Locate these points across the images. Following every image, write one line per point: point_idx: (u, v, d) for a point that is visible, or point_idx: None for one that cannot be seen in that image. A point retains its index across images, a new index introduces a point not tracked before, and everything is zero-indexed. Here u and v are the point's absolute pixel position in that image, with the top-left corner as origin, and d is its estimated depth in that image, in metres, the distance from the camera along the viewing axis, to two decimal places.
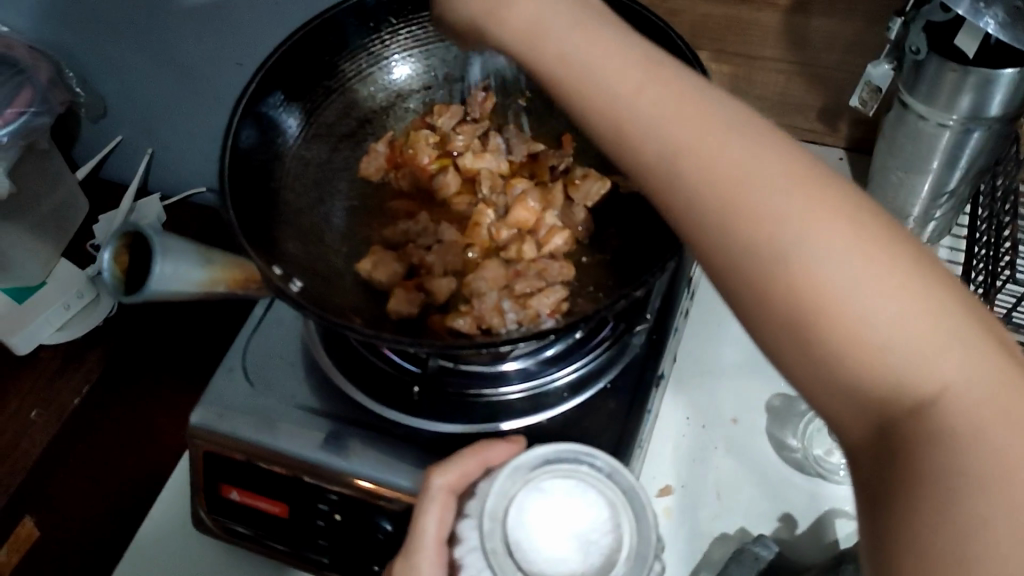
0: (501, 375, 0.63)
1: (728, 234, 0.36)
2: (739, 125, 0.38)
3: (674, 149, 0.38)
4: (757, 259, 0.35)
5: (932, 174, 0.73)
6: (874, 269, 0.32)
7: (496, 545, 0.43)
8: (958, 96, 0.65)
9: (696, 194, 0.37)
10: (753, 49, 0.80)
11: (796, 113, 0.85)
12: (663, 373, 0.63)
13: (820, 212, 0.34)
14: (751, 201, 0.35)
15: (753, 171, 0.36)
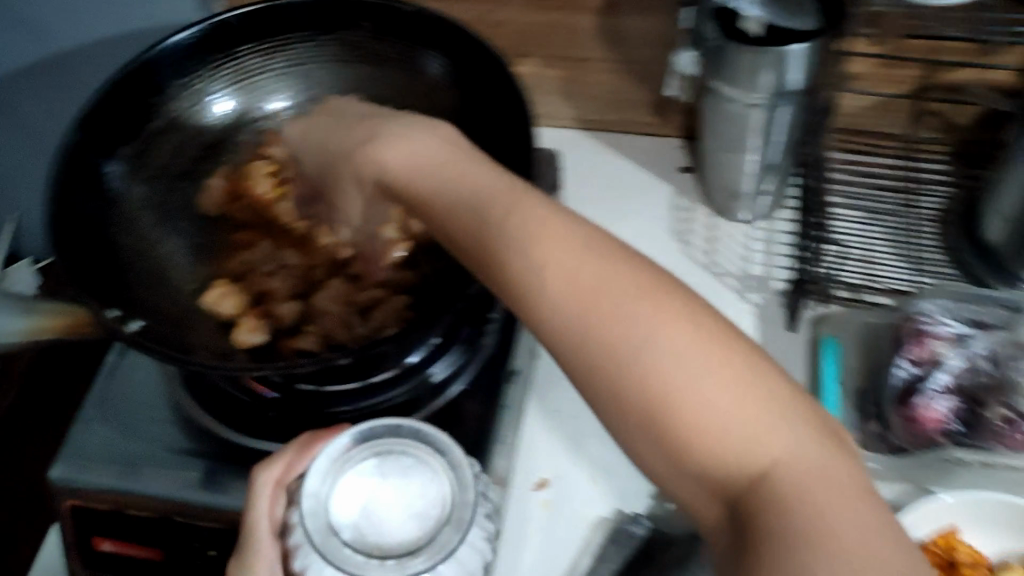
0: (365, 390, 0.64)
1: (660, 398, 0.41)
2: (666, 305, 0.44)
3: (594, 304, 0.44)
4: (694, 418, 0.40)
5: (752, 152, 0.78)
6: (793, 433, 0.40)
7: (318, 528, 0.45)
8: (758, 76, 0.71)
9: (615, 352, 0.43)
10: (577, 51, 0.85)
11: (630, 109, 0.90)
12: (516, 367, 0.65)
13: (716, 368, 0.41)
14: (682, 379, 0.41)
15: (686, 337, 0.42)
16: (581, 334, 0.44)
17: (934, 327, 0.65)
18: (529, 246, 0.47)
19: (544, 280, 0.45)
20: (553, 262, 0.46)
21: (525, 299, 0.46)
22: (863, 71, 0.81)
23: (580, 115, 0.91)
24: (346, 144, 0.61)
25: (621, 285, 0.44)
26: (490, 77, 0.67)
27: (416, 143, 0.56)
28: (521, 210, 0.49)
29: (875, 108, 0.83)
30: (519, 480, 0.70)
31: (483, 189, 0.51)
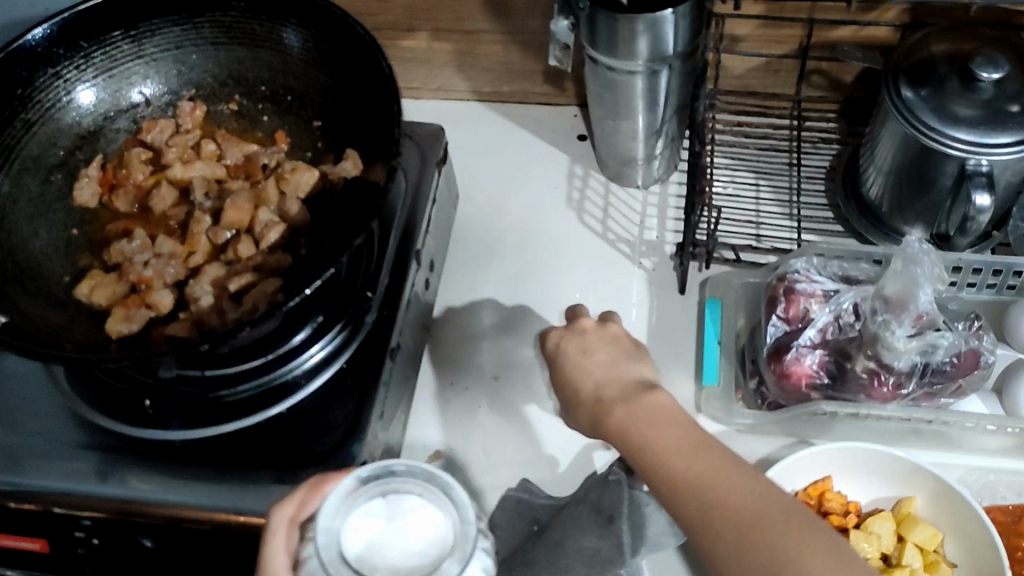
0: (251, 371, 0.63)
1: (710, 528, 0.46)
2: (729, 462, 0.48)
3: (665, 463, 0.49)
4: (742, 553, 0.44)
5: (638, 118, 0.78)
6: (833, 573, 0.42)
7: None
8: (635, 42, 0.71)
9: (712, 524, 0.46)
10: (466, 24, 0.85)
11: (524, 80, 0.90)
12: (397, 343, 0.65)
13: (807, 544, 0.43)
14: (735, 522, 0.45)
15: (741, 492, 0.46)
16: (681, 501, 0.47)
17: (802, 285, 0.66)
18: (658, 442, 0.50)
19: (674, 477, 0.48)
20: (630, 420, 0.52)
21: (642, 467, 0.50)
22: (748, 33, 0.82)
23: (475, 87, 0.91)
24: (587, 374, 0.58)
25: (670, 444, 0.50)
26: (348, 46, 0.66)
27: (618, 366, 0.58)
28: (646, 408, 0.53)
29: (762, 69, 0.85)
30: (411, 453, 0.72)
31: (642, 406, 0.53)
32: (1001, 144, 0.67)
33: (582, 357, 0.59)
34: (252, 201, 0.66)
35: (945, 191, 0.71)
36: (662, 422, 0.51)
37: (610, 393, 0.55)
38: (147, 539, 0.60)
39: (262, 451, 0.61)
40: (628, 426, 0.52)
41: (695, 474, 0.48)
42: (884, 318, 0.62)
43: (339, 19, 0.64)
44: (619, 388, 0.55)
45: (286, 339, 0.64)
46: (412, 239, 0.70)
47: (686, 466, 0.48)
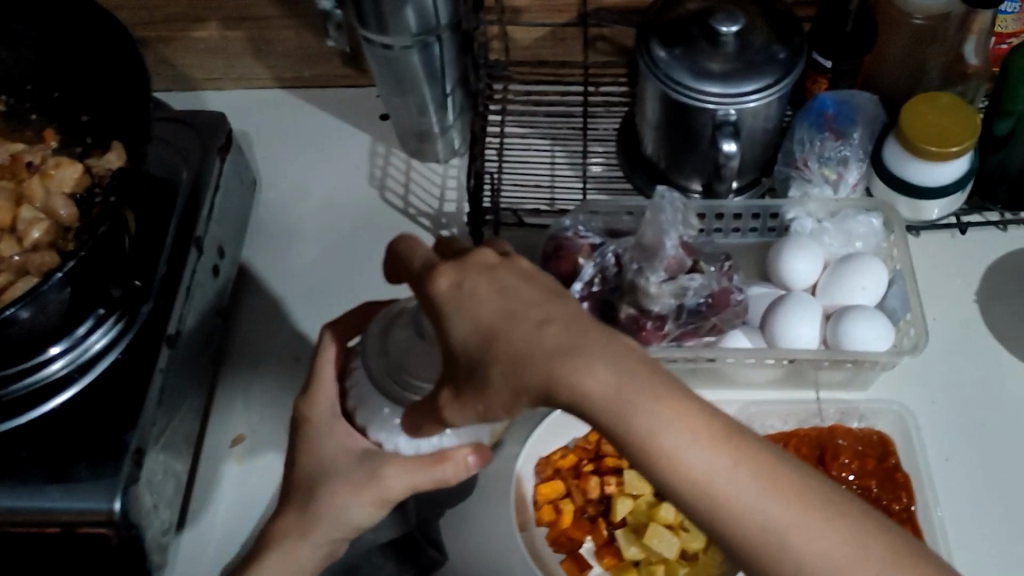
0: (22, 373, 0.62)
1: (735, 533, 0.39)
2: (728, 438, 0.39)
3: (670, 448, 0.39)
4: (772, 565, 0.38)
5: (423, 93, 0.81)
6: (869, 571, 0.37)
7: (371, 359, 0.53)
8: (402, 15, 0.73)
9: (763, 553, 0.38)
10: (253, 11, 0.86)
11: (323, 63, 0.91)
12: (175, 329, 0.66)
13: (835, 539, 0.38)
14: (760, 528, 0.38)
15: (759, 486, 0.38)
16: (682, 482, 0.39)
17: (572, 242, 0.70)
18: (673, 430, 0.39)
19: (711, 495, 0.38)
20: (596, 385, 0.38)
21: (632, 448, 0.39)
22: (526, 5, 0.85)
23: (276, 73, 0.92)
24: (540, 369, 0.38)
25: (667, 425, 0.39)
26: (92, 30, 0.65)
27: (631, 386, 0.39)
28: (621, 373, 0.39)
29: (549, 38, 0.88)
30: (214, 438, 0.73)
31: (625, 380, 0.39)
32: (746, 92, 0.71)
33: (497, 309, 0.40)
34: (18, 203, 0.66)
35: (704, 144, 0.75)
36: (668, 407, 0.39)
37: (568, 371, 0.38)
38: None
39: (36, 448, 0.61)
40: (632, 425, 0.38)
41: (723, 473, 0.39)
42: (640, 267, 0.67)
43: (89, 10, 0.64)
44: (529, 328, 0.39)
45: (60, 338, 0.62)
46: (192, 224, 0.71)
47: (724, 469, 0.39)
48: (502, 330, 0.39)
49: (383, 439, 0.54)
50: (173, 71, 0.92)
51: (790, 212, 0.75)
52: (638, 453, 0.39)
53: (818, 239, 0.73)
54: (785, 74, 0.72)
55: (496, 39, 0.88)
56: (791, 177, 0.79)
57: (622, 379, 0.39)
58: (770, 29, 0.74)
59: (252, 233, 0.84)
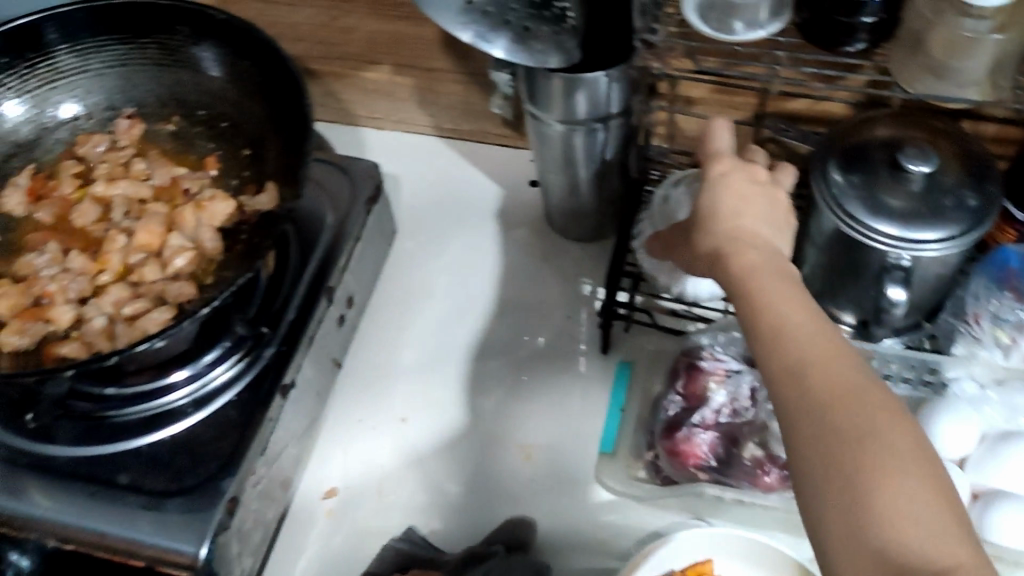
0: (145, 395, 0.64)
1: (788, 360, 0.42)
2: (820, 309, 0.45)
3: (761, 287, 0.46)
4: (811, 402, 0.41)
5: (579, 174, 0.78)
6: (897, 433, 0.39)
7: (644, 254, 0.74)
8: (572, 99, 0.69)
9: (793, 376, 0.42)
10: (425, 62, 0.85)
11: (483, 120, 0.90)
12: (290, 381, 0.66)
13: (875, 399, 0.40)
14: (807, 360, 0.42)
15: (829, 336, 0.43)
16: (767, 312, 0.44)
17: (706, 363, 0.67)
18: (772, 282, 0.46)
19: (782, 322, 0.44)
20: (741, 248, 0.49)
21: (744, 286, 0.47)
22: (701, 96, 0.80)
23: (435, 123, 0.92)
24: (713, 234, 0.51)
25: (770, 279, 0.46)
26: (272, 73, 0.66)
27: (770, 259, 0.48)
28: (762, 252, 0.48)
29: None
30: (308, 487, 0.72)
31: (764, 255, 0.48)
32: (924, 240, 0.65)
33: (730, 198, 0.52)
34: (171, 230, 0.67)
35: (868, 279, 0.70)
36: (783, 276, 0.46)
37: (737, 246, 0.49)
38: (16, 553, 0.63)
39: (136, 474, 0.62)
40: (755, 273, 0.47)
41: (803, 321, 0.44)
42: (776, 407, 0.64)
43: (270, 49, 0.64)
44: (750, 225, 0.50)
45: (187, 364, 0.64)
46: (326, 274, 0.70)
47: (803, 314, 0.44)
48: (719, 213, 0.51)
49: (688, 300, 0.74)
50: (338, 104, 0.93)
51: (951, 370, 0.70)
52: (744, 294, 0.46)
53: (976, 406, 0.67)
54: (971, 225, 0.65)
55: (662, 126, 0.84)
56: (958, 330, 0.73)
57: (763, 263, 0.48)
58: (962, 171, 0.68)
59: (384, 279, 0.84)
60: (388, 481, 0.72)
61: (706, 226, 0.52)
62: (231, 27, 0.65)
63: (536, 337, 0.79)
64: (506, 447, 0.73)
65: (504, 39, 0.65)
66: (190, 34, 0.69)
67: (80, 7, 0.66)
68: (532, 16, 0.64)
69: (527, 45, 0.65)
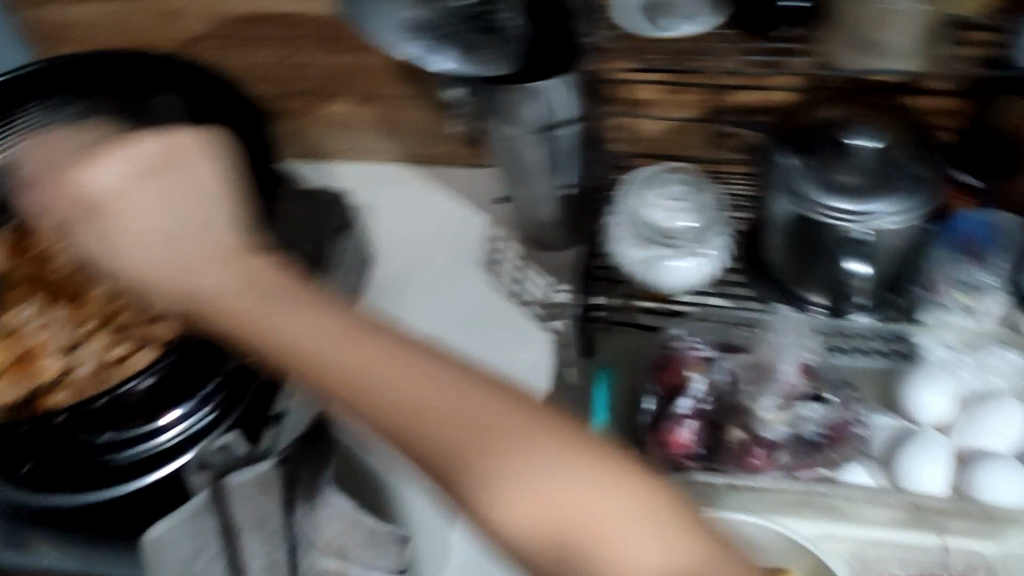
0: (132, 442, 0.64)
1: (448, 465, 0.43)
2: (460, 380, 0.45)
3: (406, 408, 0.44)
4: (568, 534, 0.42)
5: (543, 183, 0.79)
6: (589, 477, 0.43)
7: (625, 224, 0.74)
8: (528, 110, 0.70)
9: (462, 463, 0.43)
10: (385, 89, 0.88)
11: (448, 143, 0.92)
12: (281, 409, 0.67)
13: (571, 457, 0.44)
14: (478, 456, 0.43)
15: (471, 415, 0.44)
16: (412, 429, 0.44)
17: (689, 353, 0.69)
18: (378, 369, 0.46)
19: (416, 424, 0.44)
20: (321, 350, 0.47)
21: (363, 392, 0.45)
22: (652, 98, 0.83)
23: (402, 150, 0.94)
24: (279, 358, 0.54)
25: (406, 377, 0.45)
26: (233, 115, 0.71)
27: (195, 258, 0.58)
28: (359, 350, 0.47)
29: (675, 132, 0.86)
30: None
31: (356, 356, 0.46)
32: (879, 211, 0.67)
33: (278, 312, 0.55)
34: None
35: (828, 259, 0.71)
36: (425, 367, 0.45)
37: (258, 323, 0.55)
38: None
39: None
40: (348, 372, 0.46)
41: (441, 405, 0.44)
42: (751, 387, 0.67)
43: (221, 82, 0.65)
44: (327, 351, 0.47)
45: (171, 407, 0.64)
46: None
47: (418, 391, 0.45)
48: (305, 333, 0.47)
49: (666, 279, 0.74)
50: (305, 143, 0.95)
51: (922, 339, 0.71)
52: (355, 389, 0.46)
53: (953, 371, 0.68)
54: (922, 194, 0.67)
55: (621, 131, 0.86)
56: (921, 299, 0.73)
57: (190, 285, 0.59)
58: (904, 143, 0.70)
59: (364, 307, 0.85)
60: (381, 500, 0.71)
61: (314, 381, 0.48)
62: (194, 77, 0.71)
63: (520, 350, 0.80)
64: None
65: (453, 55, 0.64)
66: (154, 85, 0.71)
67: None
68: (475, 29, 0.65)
69: (475, 58, 0.65)
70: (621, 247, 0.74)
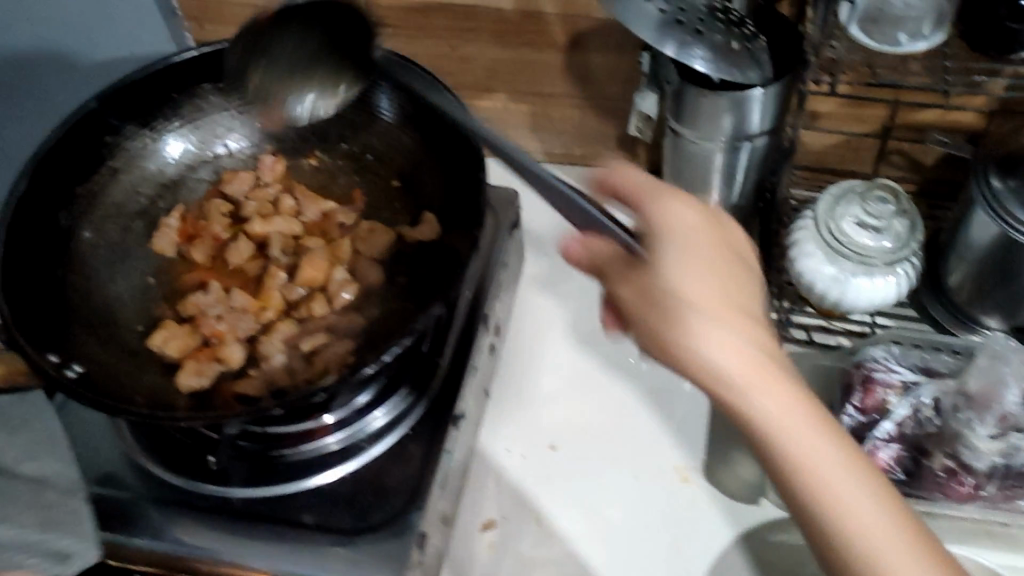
0: (310, 433, 0.63)
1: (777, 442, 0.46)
2: (797, 415, 0.46)
3: (784, 435, 0.46)
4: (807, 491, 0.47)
5: (713, 192, 0.78)
6: (818, 439, 0.46)
7: (820, 223, 0.70)
8: (721, 118, 0.70)
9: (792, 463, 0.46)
10: (546, 87, 0.85)
11: (598, 145, 0.90)
12: (462, 411, 0.65)
13: (842, 451, 0.47)
14: (817, 470, 0.46)
15: (787, 399, 0.46)
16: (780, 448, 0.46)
17: (881, 373, 0.64)
18: (730, 359, 0.45)
19: (781, 432, 0.46)
20: (795, 442, 0.46)
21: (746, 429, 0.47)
22: (827, 111, 0.79)
23: (548, 149, 0.92)
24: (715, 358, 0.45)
25: (775, 398, 0.46)
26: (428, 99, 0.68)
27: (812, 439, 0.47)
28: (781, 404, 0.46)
29: (842, 146, 0.83)
30: (466, 516, 0.69)
31: (784, 415, 0.46)
32: None
33: (720, 287, 0.45)
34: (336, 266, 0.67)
35: None
36: (773, 374, 0.46)
37: (749, 390, 0.46)
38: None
39: (321, 514, 0.60)
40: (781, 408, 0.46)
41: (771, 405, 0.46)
42: (967, 416, 0.60)
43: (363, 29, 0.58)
44: (717, 372, 0.45)
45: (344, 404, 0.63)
46: (482, 302, 0.69)
47: (773, 406, 0.46)
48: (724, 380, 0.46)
49: (846, 295, 0.70)
50: None
51: None
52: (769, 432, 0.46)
53: None
54: None
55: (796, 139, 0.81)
56: None
57: (797, 407, 0.46)
58: None
59: (518, 307, 0.82)
60: (543, 516, 0.69)
61: (705, 385, 0.46)
62: (387, 59, 0.68)
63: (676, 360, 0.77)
64: (661, 471, 0.71)
65: (705, 53, 0.57)
66: None
67: (214, 46, 0.68)
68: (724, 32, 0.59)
69: (727, 58, 0.58)
70: (804, 259, 0.71)
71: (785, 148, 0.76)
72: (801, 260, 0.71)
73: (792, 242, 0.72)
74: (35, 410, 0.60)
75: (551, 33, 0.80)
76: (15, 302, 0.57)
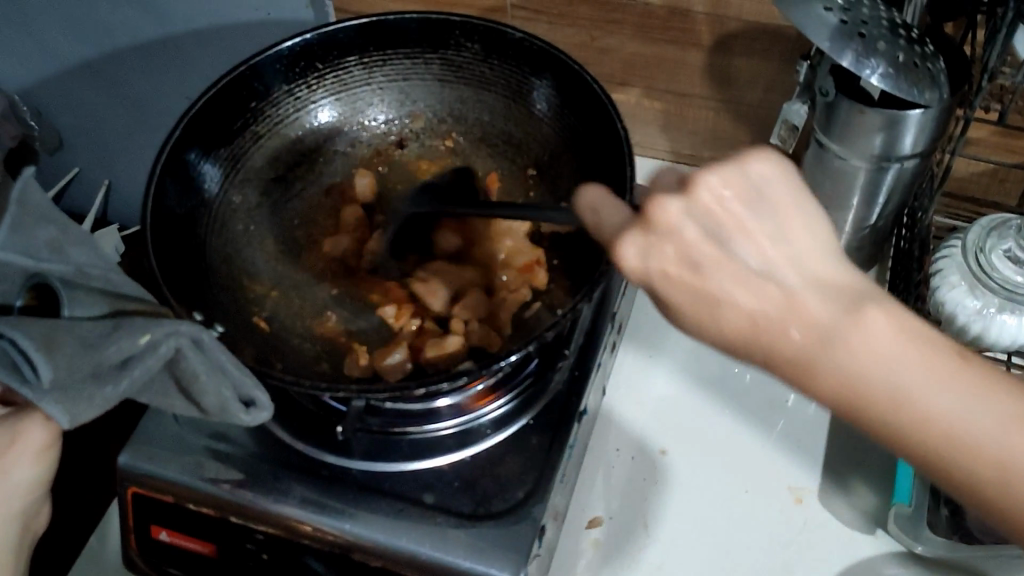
0: (420, 416, 0.64)
1: (899, 415, 0.37)
2: (912, 335, 0.38)
3: (829, 341, 0.38)
4: (949, 456, 0.37)
5: (851, 211, 0.75)
6: (974, 385, 0.37)
7: (974, 255, 0.67)
8: (870, 136, 0.66)
9: (934, 435, 0.37)
10: (682, 86, 0.84)
11: (728, 149, 0.89)
12: (585, 408, 0.65)
13: (967, 382, 0.37)
14: (932, 418, 0.37)
15: (913, 364, 0.37)
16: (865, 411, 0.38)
17: None
18: (828, 315, 0.38)
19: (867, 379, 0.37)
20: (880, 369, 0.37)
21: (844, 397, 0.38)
22: (979, 138, 0.76)
23: (675, 148, 0.90)
24: (798, 320, 0.38)
25: (822, 319, 0.38)
26: (576, 93, 0.67)
27: (946, 388, 0.37)
28: (884, 342, 0.38)
29: (988, 175, 0.79)
30: (571, 515, 0.67)
31: (823, 304, 0.38)
32: None
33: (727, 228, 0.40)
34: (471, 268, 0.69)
35: None
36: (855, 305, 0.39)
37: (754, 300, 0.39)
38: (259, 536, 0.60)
39: (442, 496, 0.60)
40: (794, 324, 0.38)
41: (895, 368, 0.37)
42: None
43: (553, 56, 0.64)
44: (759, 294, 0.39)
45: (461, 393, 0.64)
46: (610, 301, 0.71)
47: (878, 342, 0.38)
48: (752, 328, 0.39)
49: (989, 332, 0.67)
50: None
51: None
52: (892, 402, 0.37)
53: None
54: None
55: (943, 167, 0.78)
56: None
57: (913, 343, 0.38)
58: None
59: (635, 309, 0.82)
60: (650, 524, 0.67)
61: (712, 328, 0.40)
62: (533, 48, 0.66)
63: None
64: (776, 491, 0.68)
65: (882, 68, 0.56)
66: (479, 51, 0.70)
67: (363, 21, 0.67)
68: (902, 49, 0.57)
69: (906, 75, 0.56)
70: (947, 289, 0.68)
71: (932, 176, 0.75)
72: (944, 289, 0.68)
73: (935, 269, 0.69)
74: (177, 334, 0.49)
75: (697, 32, 0.79)
76: (162, 255, 0.58)
